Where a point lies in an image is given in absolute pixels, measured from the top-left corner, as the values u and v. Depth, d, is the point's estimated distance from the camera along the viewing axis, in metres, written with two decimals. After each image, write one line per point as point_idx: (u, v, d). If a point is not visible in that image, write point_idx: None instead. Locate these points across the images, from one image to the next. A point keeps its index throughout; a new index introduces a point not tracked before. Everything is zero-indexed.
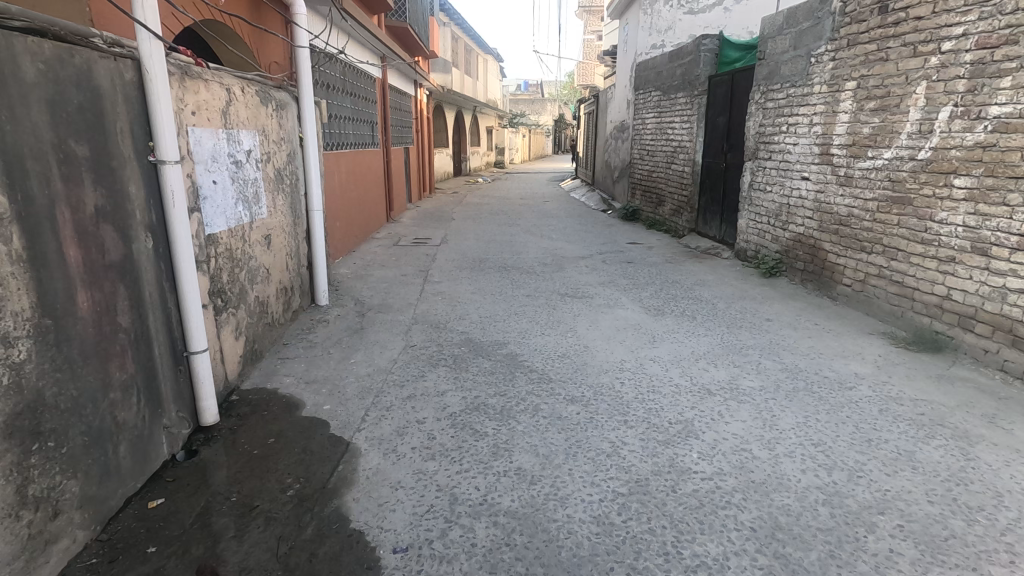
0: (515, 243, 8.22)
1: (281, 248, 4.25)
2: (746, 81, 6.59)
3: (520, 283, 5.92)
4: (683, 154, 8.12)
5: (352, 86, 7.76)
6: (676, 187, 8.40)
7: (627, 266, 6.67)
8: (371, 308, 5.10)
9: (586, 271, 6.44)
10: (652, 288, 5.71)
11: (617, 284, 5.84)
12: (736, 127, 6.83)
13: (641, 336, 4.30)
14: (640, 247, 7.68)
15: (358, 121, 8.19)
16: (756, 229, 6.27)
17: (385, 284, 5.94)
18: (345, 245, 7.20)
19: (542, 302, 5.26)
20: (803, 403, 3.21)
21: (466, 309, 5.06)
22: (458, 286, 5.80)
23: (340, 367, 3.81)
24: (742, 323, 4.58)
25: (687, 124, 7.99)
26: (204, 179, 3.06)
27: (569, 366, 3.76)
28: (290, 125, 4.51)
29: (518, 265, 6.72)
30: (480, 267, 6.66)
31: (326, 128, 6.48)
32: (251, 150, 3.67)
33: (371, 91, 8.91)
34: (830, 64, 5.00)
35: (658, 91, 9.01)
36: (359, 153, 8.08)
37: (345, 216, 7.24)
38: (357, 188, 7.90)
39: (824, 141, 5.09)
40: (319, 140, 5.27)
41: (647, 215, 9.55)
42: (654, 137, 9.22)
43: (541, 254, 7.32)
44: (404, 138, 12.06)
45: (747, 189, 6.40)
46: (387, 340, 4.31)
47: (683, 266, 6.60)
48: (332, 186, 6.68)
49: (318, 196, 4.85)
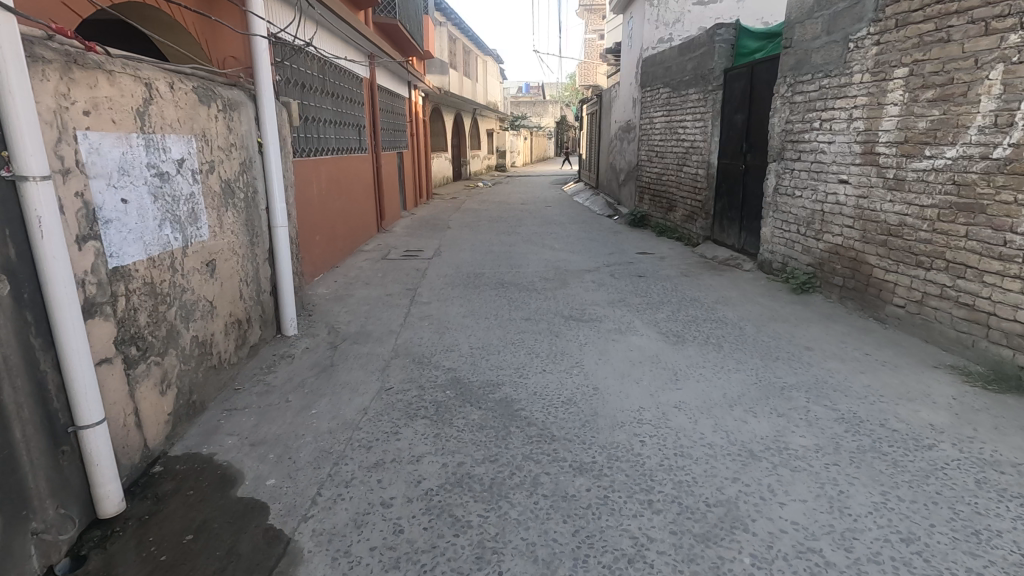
0: (515, 254, 7.54)
1: (232, 274, 3.59)
2: (768, 74, 5.91)
3: (518, 303, 5.25)
4: (696, 155, 7.45)
5: (332, 86, 7.09)
6: (688, 191, 7.72)
7: (638, 281, 5.99)
8: (347, 337, 4.43)
9: (593, 287, 5.77)
10: (667, 307, 5.04)
11: (628, 304, 5.16)
12: (756, 125, 6.15)
13: (661, 373, 3.62)
14: (651, 258, 6.99)
15: (342, 124, 7.52)
16: (782, 239, 5.58)
17: (366, 306, 5.27)
18: (326, 260, 6.54)
19: (543, 327, 4.58)
20: (876, 473, 2.52)
21: (456, 337, 4.38)
22: (448, 308, 5.12)
23: (298, 420, 3.13)
24: (778, 353, 3.90)
25: (700, 122, 7.31)
26: (107, 198, 2.39)
27: (576, 417, 3.07)
28: (245, 128, 3.86)
29: (516, 281, 6.05)
30: (475, 283, 5.99)
31: (301, 132, 5.83)
32: (184, 159, 3.02)
33: (356, 92, 8.26)
34: (874, 49, 4.32)
35: (667, 88, 8.33)
36: (344, 159, 7.42)
37: (326, 230, 6.58)
38: (341, 198, 7.24)
39: (867, 138, 4.41)
40: (284, 145, 4.62)
41: (657, 222, 8.87)
42: (663, 137, 8.55)
43: (542, 267, 6.65)
44: (396, 142, 11.39)
45: (772, 194, 5.71)
46: (359, 381, 3.64)
47: (700, 281, 5.91)
48: (309, 195, 6.01)
49: (281, 209, 4.20)
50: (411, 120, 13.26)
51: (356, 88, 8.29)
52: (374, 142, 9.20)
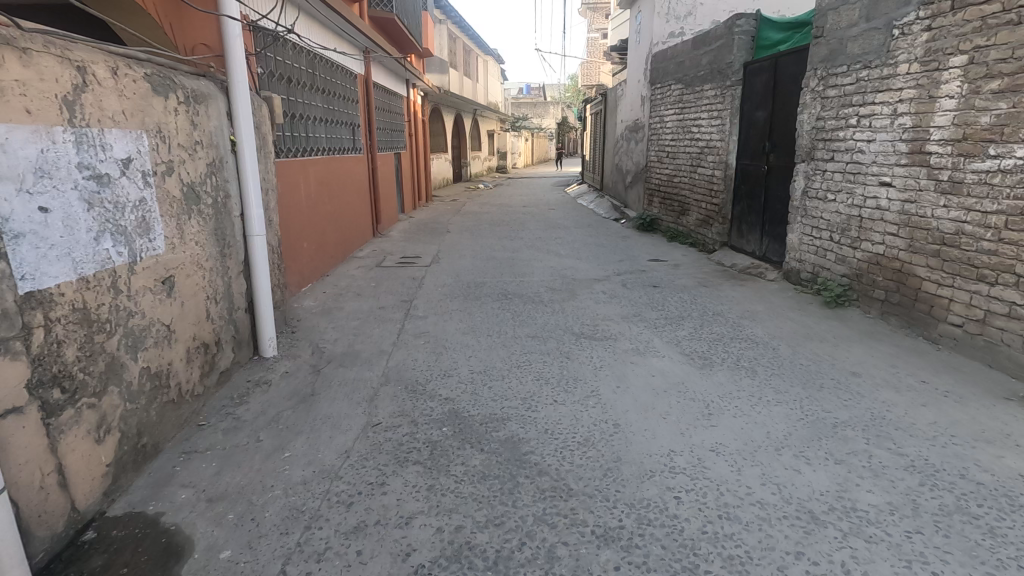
0: (518, 261, 7.07)
1: (197, 291, 3.11)
2: (794, 67, 5.45)
3: (524, 318, 4.77)
4: (711, 155, 6.98)
5: (323, 81, 6.62)
6: (702, 193, 7.25)
7: (653, 292, 5.52)
8: (333, 359, 3.96)
9: (604, 299, 5.30)
10: (688, 323, 4.56)
11: (644, 318, 4.69)
12: (780, 122, 5.68)
13: (690, 406, 3.14)
14: (665, 266, 6.51)
15: (334, 123, 7.07)
16: (812, 247, 5.11)
17: (357, 321, 4.80)
18: (315, 268, 6.07)
19: (551, 346, 4.11)
20: (970, 545, 2.04)
21: (454, 359, 3.90)
22: (447, 324, 4.65)
23: (268, 467, 2.65)
24: (821, 380, 3.42)
25: (716, 121, 6.85)
26: (17, 207, 1.91)
27: (596, 466, 2.59)
28: (214, 124, 3.39)
29: (520, 292, 5.57)
30: (476, 294, 5.51)
31: (286, 130, 5.37)
32: (131, 159, 2.55)
33: (350, 89, 7.79)
34: (924, 35, 3.85)
35: (679, 84, 7.86)
36: (335, 160, 6.95)
37: (315, 237, 6.11)
38: (333, 201, 6.77)
39: (915, 136, 3.93)
40: (263, 144, 4.15)
41: (668, 226, 8.41)
42: (674, 137, 8.08)
43: (548, 276, 6.18)
44: (394, 142, 10.93)
45: (800, 197, 5.24)
46: (343, 414, 3.16)
47: (721, 292, 5.43)
48: (296, 199, 5.55)
49: (257, 215, 3.73)
50: (409, 120, 12.80)
51: (350, 85, 7.82)
52: (369, 142, 8.73)
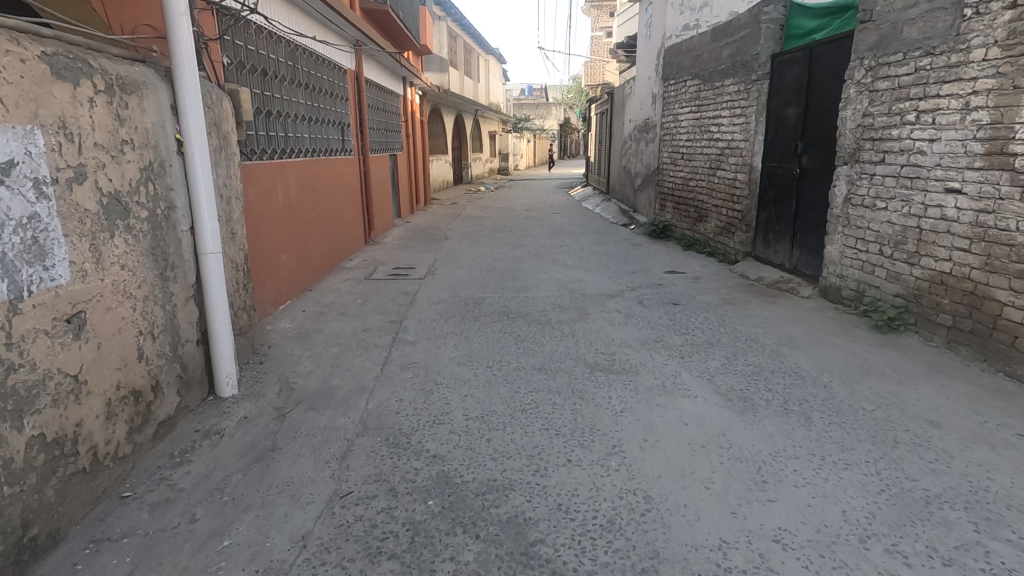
0: (521, 273, 6.46)
1: (124, 326, 2.50)
2: (833, 57, 4.83)
3: (528, 344, 4.15)
4: (733, 157, 6.37)
5: (306, 76, 6.02)
6: (723, 199, 6.63)
7: (673, 310, 4.90)
8: (303, 399, 3.34)
9: (619, 320, 4.68)
10: (719, 351, 3.95)
11: (667, 345, 4.08)
12: (816, 120, 5.07)
13: (737, 470, 2.52)
14: (683, 280, 5.90)
15: (320, 122, 6.46)
16: (856, 262, 4.49)
17: (337, 348, 4.19)
18: (297, 283, 5.48)
19: (561, 383, 3.49)
20: None
21: (447, 400, 3.29)
22: (441, 351, 4.04)
23: (197, 565, 2.03)
24: (893, 433, 2.79)
25: (738, 119, 6.24)
26: None
27: (626, 566, 1.98)
28: (152, 119, 2.78)
29: (524, 312, 4.95)
30: (474, 314, 4.90)
31: (260, 129, 4.76)
32: (14, 163, 1.94)
33: (339, 85, 7.20)
34: (1006, 14, 3.23)
35: (696, 80, 7.24)
36: (321, 163, 6.35)
37: (296, 249, 5.51)
38: (317, 208, 6.17)
39: (993, 134, 3.32)
40: (223, 144, 3.54)
41: (683, 234, 7.80)
42: (690, 137, 7.47)
43: (555, 292, 5.57)
44: (389, 143, 10.34)
45: (841, 205, 4.62)
46: (305, 480, 2.55)
47: (751, 311, 4.81)
48: (272, 206, 4.94)
49: (211, 228, 3.12)
50: (406, 120, 12.20)
51: (339, 81, 7.23)
52: (361, 143, 8.13)
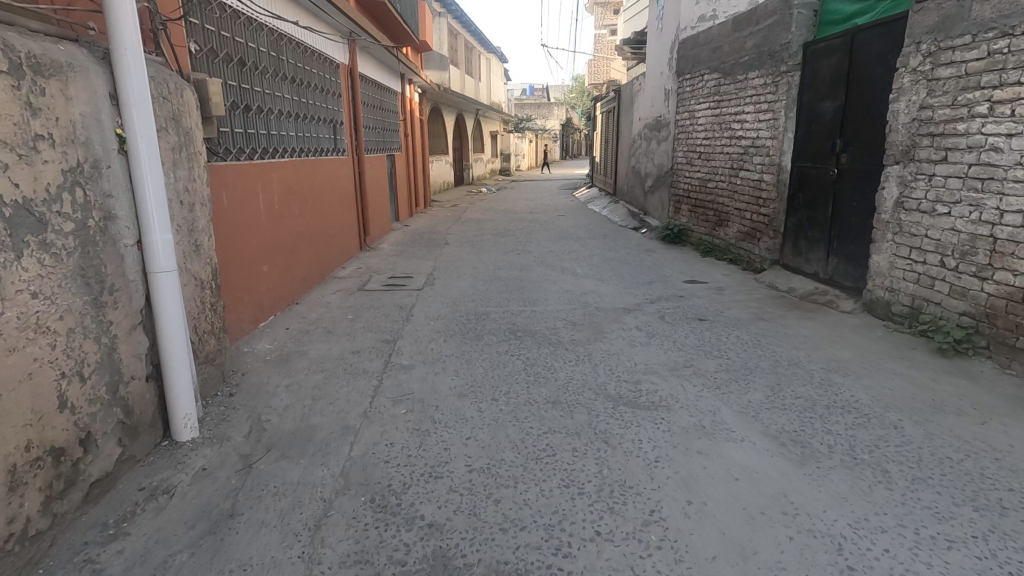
0: (527, 283, 5.95)
1: (37, 369, 1.98)
2: (880, 42, 4.30)
3: (539, 371, 3.63)
4: (759, 156, 5.84)
5: (292, 69, 5.51)
6: (746, 202, 6.11)
7: (699, 328, 4.38)
8: (276, 442, 2.82)
9: (640, 339, 4.16)
10: (759, 379, 3.42)
11: (698, 372, 3.56)
12: (858, 114, 4.54)
13: (813, 549, 2.00)
14: (707, 292, 5.37)
15: (310, 119, 5.95)
16: (911, 274, 3.96)
17: (321, 374, 3.67)
18: (281, 297, 4.97)
19: (580, 422, 2.97)
20: None
21: (446, 446, 2.77)
22: (440, 379, 3.52)
23: None
24: (995, 494, 2.27)
25: (764, 115, 5.71)
26: None
27: None
28: (81, 108, 2.26)
29: (533, 330, 4.43)
30: (477, 332, 4.38)
31: (236, 125, 4.24)
32: None
33: (330, 80, 6.69)
34: None
35: (714, 73, 6.72)
36: (310, 164, 5.83)
37: (280, 259, 5.00)
38: (305, 213, 5.66)
39: None
40: (181, 142, 3.02)
41: (701, 239, 7.28)
42: (709, 135, 6.95)
43: (566, 305, 5.05)
44: (386, 144, 9.84)
45: (891, 209, 4.10)
46: (267, 561, 2.03)
47: (787, 329, 4.28)
48: (251, 212, 4.44)
49: (164, 243, 2.60)
50: (405, 119, 11.68)
51: (330, 76, 6.71)
52: (355, 142, 7.62)
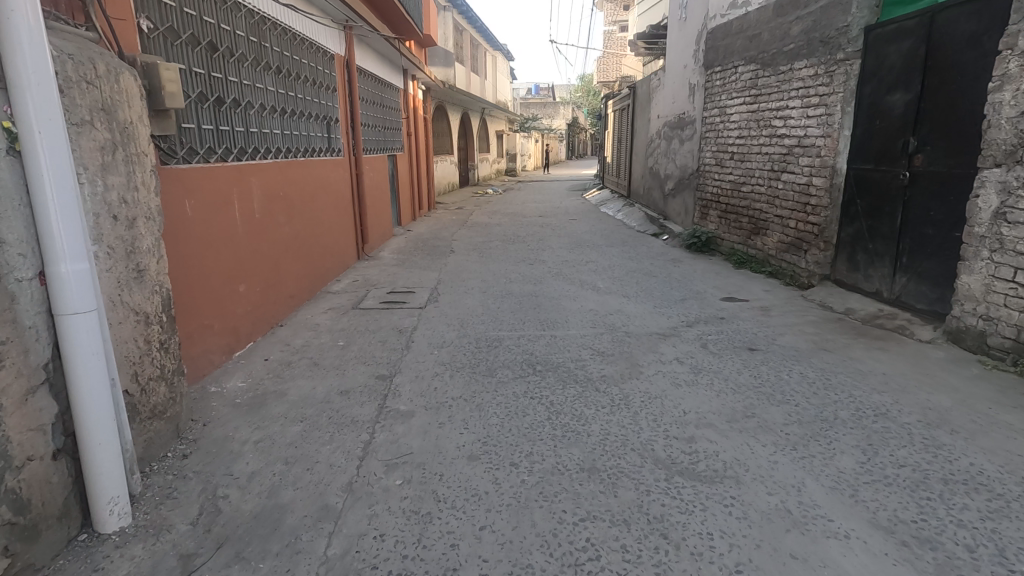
0: (544, 300, 5.27)
1: None
2: (972, 21, 3.60)
3: (567, 423, 2.96)
4: (807, 157, 5.14)
5: (278, 58, 4.85)
6: (791, 208, 5.42)
7: (753, 362, 3.69)
8: (231, 534, 2.15)
9: (685, 377, 3.48)
10: (845, 437, 2.73)
11: (764, 424, 2.88)
12: (940, 107, 3.84)
13: None
14: (751, 314, 4.69)
15: (299, 115, 5.29)
16: (1016, 301, 3.26)
17: (300, 423, 3.00)
18: (262, 318, 4.33)
19: (628, 505, 2.28)
20: None
21: (454, 542, 2.09)
22: (445, 435, 2.85)
23: None
24: None
25: (814, 110, 5.01)
26: None
27: None
28: None
29: (555, 363, 3.76)
30: (490, 367, 3.70)
31: (203, 120, 3.58)
32: None
33: (323, 71, 6.03)
34: None
35: (751, 64, 6.02)
36: (299, 166, 5.17)
37: (262, 275, 4.35)
38: (293, 221, 5.01)
39: None
40: (113, 140, 2.36)
41: (734, 248, 6.58)
42: (743, 133, 6.26)
43: (591, 330, 4.37)
44: (387, 143, 9.17)
45: (988, 221, 3.40)
46: None
47: (860, 363, 3.58)
48: (225, 223, 3.78)
49: (74, 273, 1.94)
50: (408, 117, 11.02)
51: (323, 68, 6.05)
52: (352, 142, 6.96)
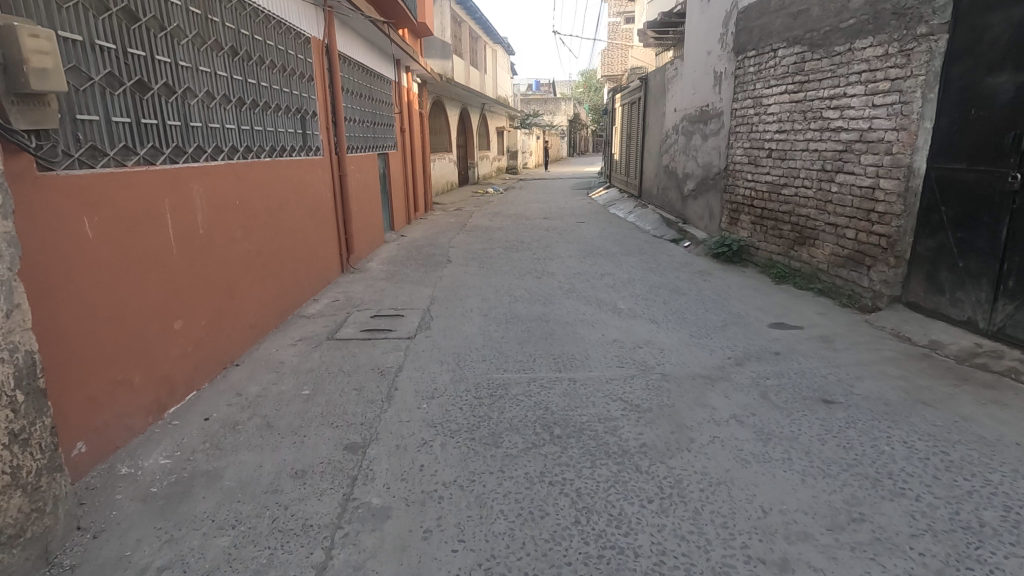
0: (556, 327, 4.42)
1: None
2: None
3: (604, 533, 2.11)
4: (872, 155, 4.29)
5: (234, 37, 4.00)
6: (851, 216, 4.56)
7: (835, 422, 2.84)
8: None
9: (752, 448, 2.64)
10: (1009, 564, 1.89)
11: (884, 537, 2.04)
12: None
13: None
14: (811, 347, 3.83)
15: (263, 108, 4.44)
16: None
17: (230, 531, 2.16)
18: (210, 361, 3.49)
19: None
20: None
21: None
22: (433, 556, 2.01)
23: None
24: None
25: (882, 97, 4.15)
26: None
27: None
28: None
29: (578, 424, 2.91)
30: (493, 431, 2.86)
31: (116, 111, 2.73)
32: None
33: (296, 56, 5.18)
34: None
35: (796, 45, 5.15)
36: (263, 168, 4.33)
37: (210, 307, 3.51)
38: (254, 236, 4.16)
39: None
40: None
41: (772, 260, 5.72)
42: (784, 127, 5.40)
43: (618, 372, 3.52)
44: (377, 140, 8.31)
45: None
46: None
47: (978, 425, 2.74)
48: (150, 247, 2.93)
49: None
50: (401, 112, 10.15)
51: (296, 54, 5.19)
52: (335, 139, 6.11)
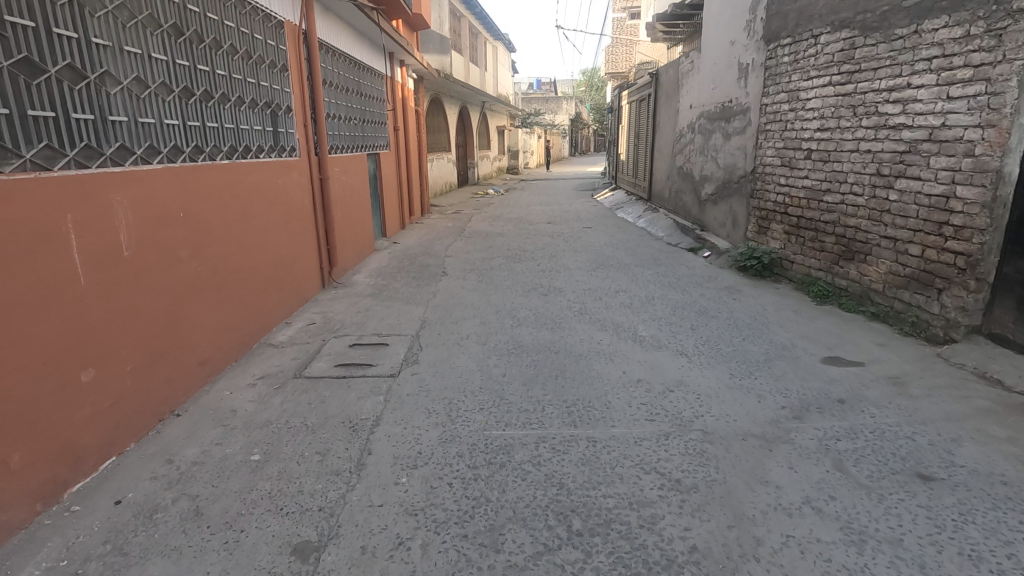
0: (568, 360, 3.72)
1: None
2: None
3: None
4: (946, 157, 3.59)
5: (178, 14, 3.29)
6: (915, 228, 3.85)
7: (946, 515, 2.14)
8: None
9: (843, 558, 1.93)
10: None
11: None
12: None
13: None
14: (882, 393, 3.12)
15: (219, 101, 3.73)
16: None
17: None
18: (140, 415, 2.79)
19: None
20: None
21: None
22: None
23: None
24: None
25: (963, 87, 3.45)
26: None
27: None
28: None
29: (603, 513, 2.21)
30: (492, 525, 2.15)
31: None
32: None
33: (265, 41, 4.48)
34: None
35: (845, 29, 4.44)
36: (218, 173, 3.63)
37: (141, 347, 2.82)
38: (206, 254, 3.46)
39: None
40: None
41: (811, 276, 5.02)
42: (828, 125, 4.69)
43: (648, 429, 2.81)
44: (366, 139, 7.61)
45: None
46: None
47: None
48: (46, 278, 2.24)
49: None
50: (395, 109, 9.44)
51: (265, 40, 4.50)
52: (314, 138, 5.42)
